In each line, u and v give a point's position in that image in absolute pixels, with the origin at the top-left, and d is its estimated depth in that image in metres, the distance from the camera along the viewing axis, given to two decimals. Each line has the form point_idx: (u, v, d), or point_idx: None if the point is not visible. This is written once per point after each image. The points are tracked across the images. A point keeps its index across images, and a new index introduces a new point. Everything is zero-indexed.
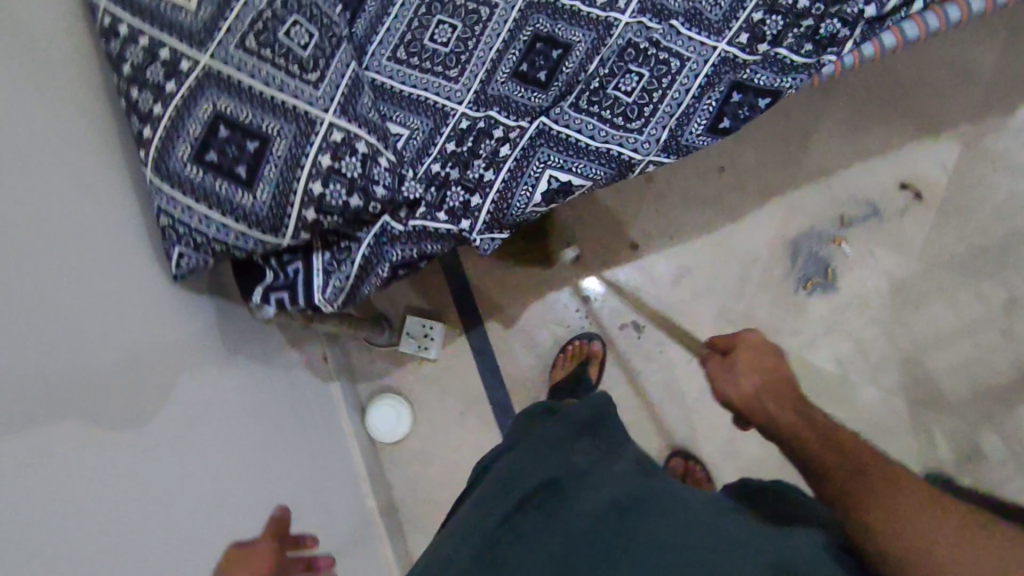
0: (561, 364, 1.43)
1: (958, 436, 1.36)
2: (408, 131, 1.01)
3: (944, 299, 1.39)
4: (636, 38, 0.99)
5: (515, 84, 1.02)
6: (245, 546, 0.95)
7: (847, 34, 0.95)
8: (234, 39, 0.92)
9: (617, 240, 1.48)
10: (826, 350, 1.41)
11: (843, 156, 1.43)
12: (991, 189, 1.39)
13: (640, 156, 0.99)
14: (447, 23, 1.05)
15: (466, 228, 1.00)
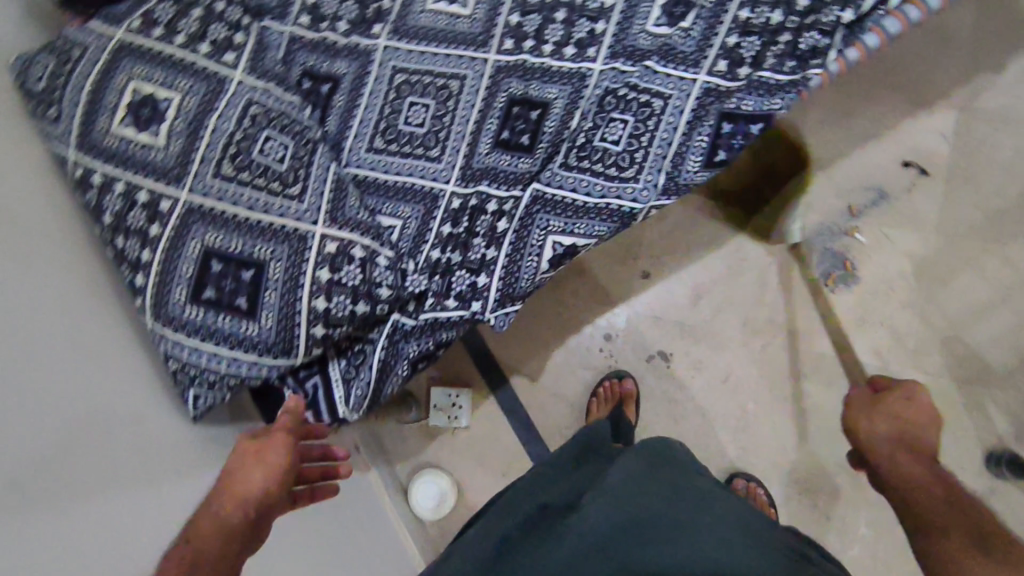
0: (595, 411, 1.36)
1: (1018, 412, 1.27)
2: (401, 222, 0.99)
3: (971, 270, 1.32)
4: (613, 85, 0.98)
5: (499, 153, 1.00)
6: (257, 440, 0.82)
7: (828, 43, 0.92)
8: (210, 168, 0.92)
9: (629, 273, 1.43)
10: (863, 345, 1.34)
11: (837, 144, 1.37)
12: (996, 149, 1.32)
13: (641, 205, 0.95)
14: (419, 103, 1.04)
15: (477, 309, 0.97)
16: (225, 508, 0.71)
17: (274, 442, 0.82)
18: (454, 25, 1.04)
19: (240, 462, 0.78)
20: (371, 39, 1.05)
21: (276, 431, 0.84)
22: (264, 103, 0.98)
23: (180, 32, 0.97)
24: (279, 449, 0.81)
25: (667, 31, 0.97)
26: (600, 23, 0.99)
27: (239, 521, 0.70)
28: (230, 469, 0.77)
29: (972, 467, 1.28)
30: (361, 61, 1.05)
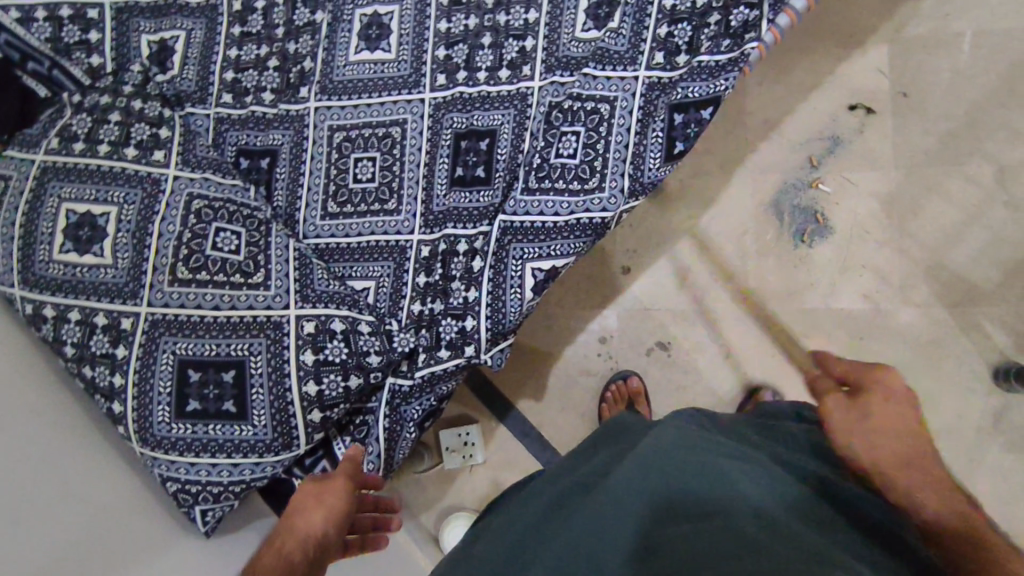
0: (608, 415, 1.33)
1: (1014, 322, 1.28)
2: (374, 282, 0.96)
3: (938, 194, 1.32)
4: (556, 99, 0.96)
5: (458, 191, 0.97)
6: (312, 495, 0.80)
7: (757, 15, 0.91)
8: (166, 276, 0.88)
9: (608, 272, 1.42)
10: (851, 290, 1.33)
11: (781, 101, 1.38)
12: (934, 72, 1.33)
13: (611, 214, 0.93)
14: (365, 158, 1.00)
15: (473, 354, 0.92)
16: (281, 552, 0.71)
17: (332, 486, 0.82)
18: (381, 71, 1.01)
19: (300, 505, 0.78)
20: (299, 103, 1.02)
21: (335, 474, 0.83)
22: (206, 195, 0.94)
23: (103, 141, 0.93)
24: (338, 493, 0.81)
25: (596, 34, 0.97)
26: (528, 39, 0.98)
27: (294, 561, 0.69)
28: (291, 512, 0.78)
29: (982, 385, 1.28)
30: (296, 128, 1.02)
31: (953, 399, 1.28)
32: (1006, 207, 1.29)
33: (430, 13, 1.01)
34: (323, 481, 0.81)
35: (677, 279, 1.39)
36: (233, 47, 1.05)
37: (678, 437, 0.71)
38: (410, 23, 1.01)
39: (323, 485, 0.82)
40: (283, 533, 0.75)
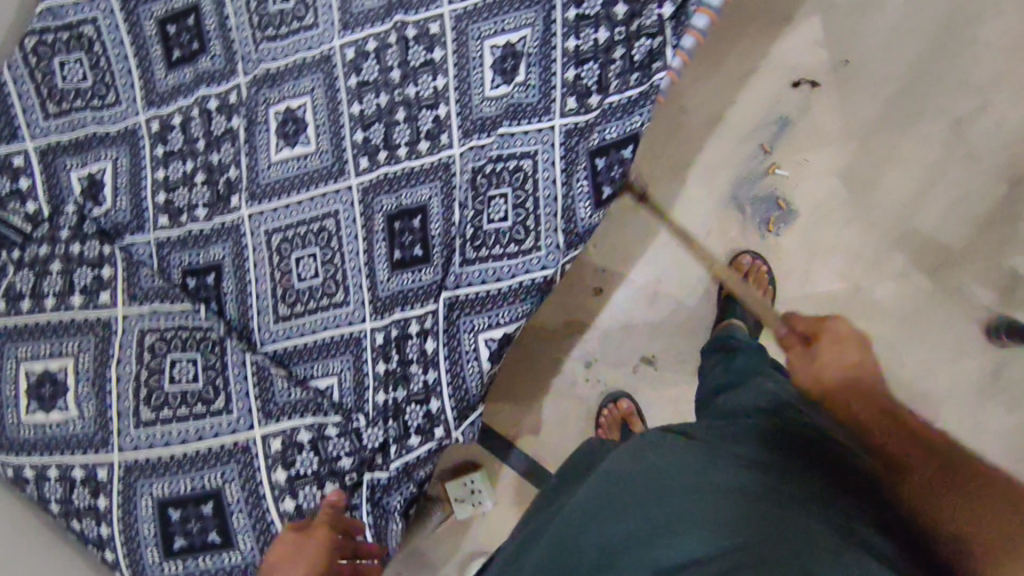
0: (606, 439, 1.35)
1: (991, 274, 1.27)
2: (337, 377, 0.97)
3: (894, 159, 1.30)
4: (478, 164, 0.95)
5: (400, 273, 0.97)
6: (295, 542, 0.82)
7: (661, 42, 0.88)
8: (131, 420, 0.90)
9: (582, 296, 1.41)
10: (826, 272, 1.32)
11: (722, 93, 1.36)
12: (871, 35, 1.31)
13: (552, 271, 0.93)
14: (306, 255, 1.01)
15: (444, 435, 0.94)
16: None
17: (312, 537, 0.82)
18: (305, 165, 1.01)
19: (284, 551, 0.82)
20: (232, 213, 1.02)
21: (313, 528, 0.84)
22: (156, 327, 0.94)
23: (48, 294, 0.95)
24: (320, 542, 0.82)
25: (506, 89, 0.94)
26: (441, 107, 0.97)
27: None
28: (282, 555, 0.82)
29: (971, 345, 1.27)
30: (233, 238, 1.02)
31: (947, 365, 1.27)
32: (967, 161, 1.28)
33: (341, 97, 1.00)
34: (301, 537, 0.82)
35: (649, 294, 1.39)
36: (160, 167, 1.05)
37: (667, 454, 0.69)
38: (323, 111, 1.01)
39: (303, 539, 0.83)
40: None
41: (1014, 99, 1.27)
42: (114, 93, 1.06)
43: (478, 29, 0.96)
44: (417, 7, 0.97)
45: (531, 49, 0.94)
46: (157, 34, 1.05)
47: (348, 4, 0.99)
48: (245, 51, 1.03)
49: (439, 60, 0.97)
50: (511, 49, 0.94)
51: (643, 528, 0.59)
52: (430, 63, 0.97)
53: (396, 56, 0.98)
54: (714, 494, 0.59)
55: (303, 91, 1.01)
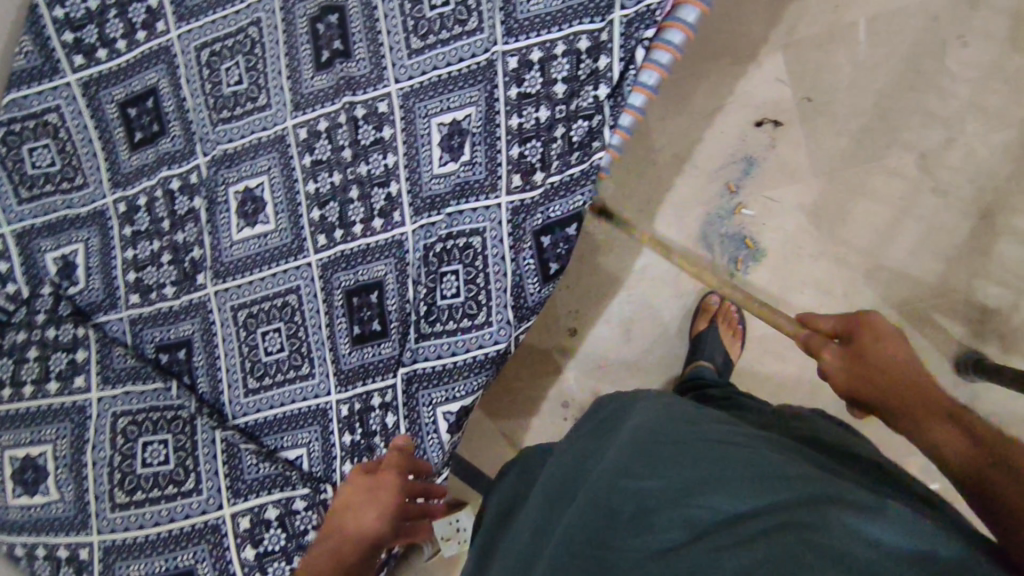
0: None
1: (963, 309, 1.22)
2: (305, 448, 1.01)
3: (862, 196, 1.27)
4: (429, 241, 0.97)
5: (360, 347, 0.99)
6: (370, 490, 0.87)
7: (598, 121, 0.91)
8: (107, 503, 0.98)
9: (557, 335, 1.40)
10: (796, 309, 1.29)
11: (689, 130, 1.33)
12: (836, 69, 1.27)
13: (505, 343, 0.95)
14: (270, 329, 1.03)
15: None
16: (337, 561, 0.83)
17: (382, 482, 0.88)
18: (265, 243, 1.04)
19: (357, 499, 0.87)
20: (198, 291, 1.06)
21: (385, 470, 0.89)
22: (128, 410, 1.01)
23: (26, 382, 1.03)
24: (387, 489, 0.87)
25: (453, 167, 0.96)
26: (391, 184, 0.99)
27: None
28: (353, 504, 0.87)
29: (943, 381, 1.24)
30: (201, 315, 1.05)
31: None
32: (935, 195, 1.24)
33: (297, 176, 1.03)
34: (372, 480, 0.87)
35: (624, 330, 1.38)
36: (129, 247, 1.08)
37: (669, 423, 0.72)
38: (280, 189, 1.03)
39: (375, 480, 0.88)
40: (341, 532, 0.86)
41: (981, 130, 1.23)
42: (81, 176, 1.09)
43: (425, 107, 0.97)
44: (364, 87, 0.99)
45: (475, 127, 0.95)
46: (118, 117, 1.09)
47: (297, 84, 1.02)
48: (203, 131, 1.06)
49: (388, 138, 0.99)
50: (457, 127, 0.96)
51: (672, 494, 0.61)
52: (379, 142, 0.99)
53: (346, 135, 1.00)
54: (742, 454, 0.64)
55: (260, 170, 1.04)
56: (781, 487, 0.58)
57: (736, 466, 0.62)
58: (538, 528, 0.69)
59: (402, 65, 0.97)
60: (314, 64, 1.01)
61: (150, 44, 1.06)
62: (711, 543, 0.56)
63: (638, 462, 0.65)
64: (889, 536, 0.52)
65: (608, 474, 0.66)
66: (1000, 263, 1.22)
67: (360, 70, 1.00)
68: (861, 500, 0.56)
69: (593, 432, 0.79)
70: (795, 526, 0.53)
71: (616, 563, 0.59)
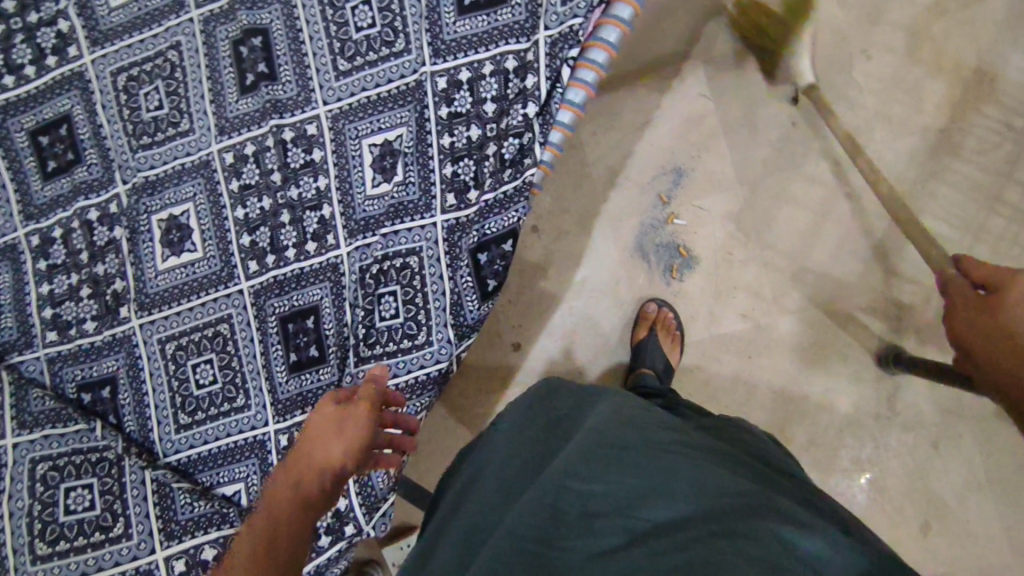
0: None
1: (879, 305, 1.30)
2: (243, 482, 0.97)
3: (785, 202, 1.33)
4: (365, 264, 0.96)
5: (298, 375, 0.97)
6: (334, 422, 0.79)
7: (528, 139, 0.93)
8: (27, 556, 0.92)
9: (501, 351, 1.40)
10: (730, 314, 1.33)
11: (620, 145, 1.36)
12: (753, 84, 1.34)
13: (447, 362, 0.95)
14: (202, 361, 1.00)
15: (354, 532, 0.95)
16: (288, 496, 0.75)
17: (350, 417, 0.79)
18: (193, 272, 1.00)
19: (317, 430, 0.79)
20: (122, 324, 1.01)
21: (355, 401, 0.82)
22: (48, 455, 0.95)
23: None
24: (357, 424, 0.79)
25: (386, 188, 0.96)
26: (324, 208, 0.97)
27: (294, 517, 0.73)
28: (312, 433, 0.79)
29: (869, 375, 1.30)
30: (126, 350, 1.01)
31: (846, 393, 1.30)
32: (850, 200, 1.31)
33: (225, 203, 1.00)
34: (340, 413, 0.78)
35: (567, 343, 1.39)
36: (44, 282, 1.02)
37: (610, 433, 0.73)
38: (207, 216, 1.00)
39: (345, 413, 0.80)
40: (305, 460, 0.77)
41: (889, 135, 1.28)
42: None
43: (355, 128, 0.96)
44: (291, 110, 0.98)
45: (407, 147, 0.95)
46: (30, 146, 1.03)
47: (221, 108, 1.00)
48: (122, 158, 1.02)
49: (318, 161, 0.97)
50: (389, 147, 0.96)
51: (621, 498, 0.64)
52: (310, 164, 0.98)
53: (275, 159, 0.98)
54: (684, 459, 0.68)
55: (185, 198, 1.01)
56: (723, 496, 0.62)
57: (683, 472, 0.66)
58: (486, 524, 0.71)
59: (330, 87, 0.97)
60: (238, 88, 0.99)
61: (61, 69, 1.02)
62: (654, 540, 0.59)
63: (591, 466, 0.68)
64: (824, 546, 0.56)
65: (561, 475, 0.67)
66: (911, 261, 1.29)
67: (286, 93, 0.98)
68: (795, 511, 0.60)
69: (546, 437, 0.82)
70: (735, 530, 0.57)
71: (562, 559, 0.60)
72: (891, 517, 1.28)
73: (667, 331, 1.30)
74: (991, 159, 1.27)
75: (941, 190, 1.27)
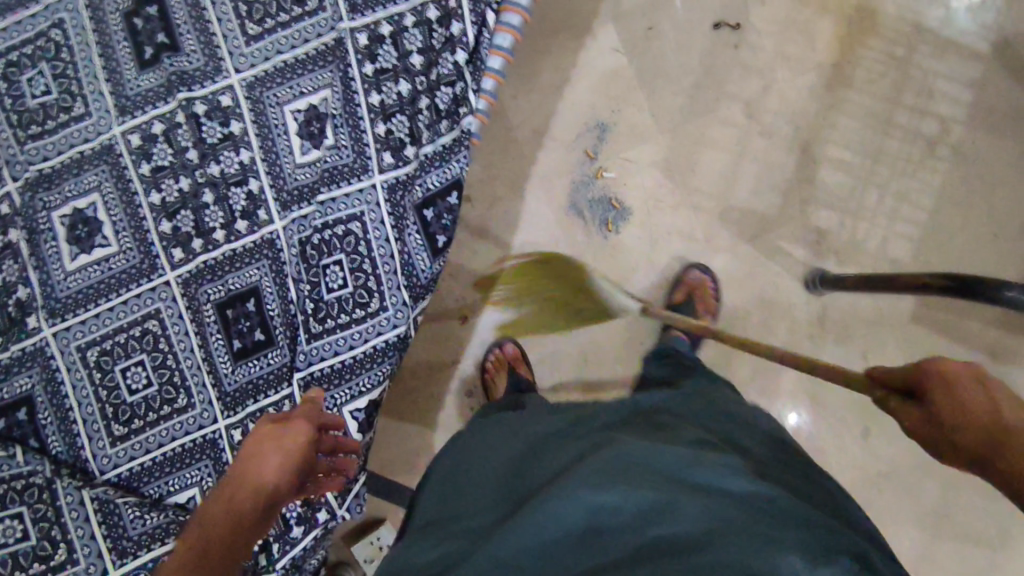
0: (494, 380, 1.33)
1: (801, 232, 1.37)
2: (198, 486, 0.90)
3: (705, 145, 1.37)
4: (304, 236, 0.90)
5: (245, 362, 0.90)
6: (279, 436, 0.77)
7: (461, 87, 0.91)
8: None
9: (446, 325, 1.38)
10: (667, 259, 1.38)
11: (542, 105, 1.37)
12: (662, 34, 1.37)
13: (405, 326, 0.91)
14: (133, 364, 0.91)
15: (327, 517, 0.90)
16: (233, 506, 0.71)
17: (292, 432, 0.77)
18: (109, 268, 0.91)
19: (258, 448, 0.76)
20: (31, 336, 0.90)
21: (295, 421, 0.79)
22: None
23: None
24: (296, 441, 0.76)
25: (317, 154, 0.91)
26: (250, 182, 0.91)
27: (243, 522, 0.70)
28: (251, 454, 0.75)
29: (800, 299, 1.37)
30: (40, 364, 0.90)
31: (781, 319, 1.37)
32: (763, 136, 1.37)
33: (136, 190, 0.91)
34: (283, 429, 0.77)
35: (514, 308, 1.38)
36: None
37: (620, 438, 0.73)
38: (117, 206, 0.91)
39: (282, 433, 0.77)
40: (242, 479, 0.74)
41: (789, 73, 1.36)
42: None
43: (274, 95, 0.91)
44: (200, 82, 0.91)
45: (334, 109, 0.91)
46: None
47: (120, 87, 0.91)
48: (9, 153, 0.91)
49: (238, 133, 0.91)
50: (314, 112, 0.91)
51: (627, 514, 0.62)
52: (229, 138, 0.91)
53: (188, 135, 0.91)
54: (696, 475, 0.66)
55: (89, 188, 0.91)
56: (733, 518, 0.60)
57: (696, 491, 0.63)
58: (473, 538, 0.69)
59: (240, 54, 0.91)
60: (136, 63, 0.91)
61: None
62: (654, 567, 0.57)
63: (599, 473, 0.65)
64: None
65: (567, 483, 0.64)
66: (825, 188, 1.36)
67: (192, 64, 0.91)
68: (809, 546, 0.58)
69: (561, 440, 0.78)
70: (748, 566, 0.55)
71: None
72: (832, 429, 1.37)
73: (707, 301, 1.33)
74: (879, 87, 1.36)
75: (843, 121, 1.36)
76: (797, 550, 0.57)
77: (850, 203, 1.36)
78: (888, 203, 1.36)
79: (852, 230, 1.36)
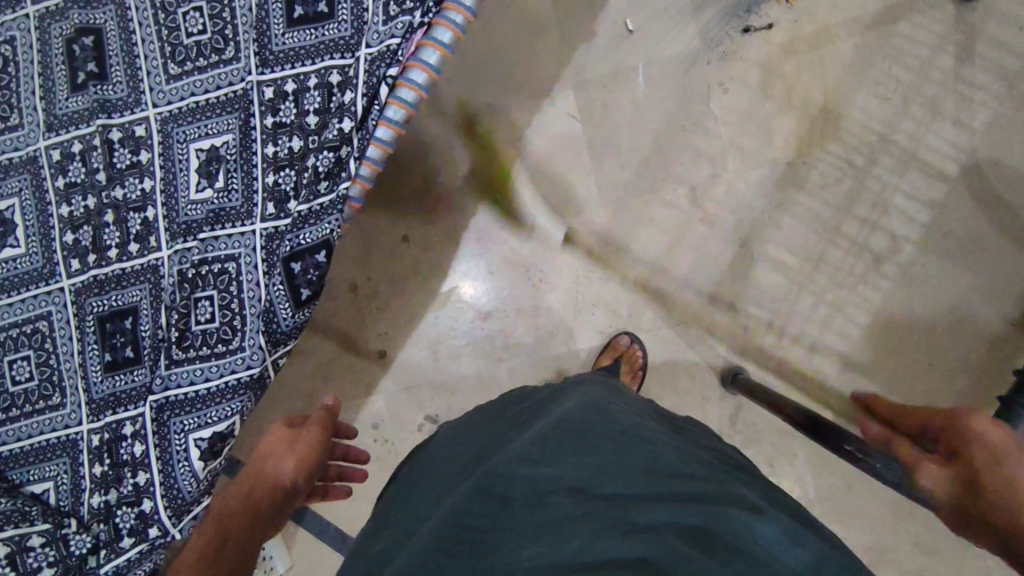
0: None
1: (725, 327, 1.35)
2: (53, 481, 0.95)
3: (645, 225, 1.36)
4: (183, 268, 0.96)
5: (112, 375, 0.96)
6: (294, 440, 1.05)
7: (346, 152, 0.96)
8: None
9: (363, 358, 1.41)
10: (590, 331, 1.38)
11: (489, 161, 1.39)
12: (619, 109, 1.36)
13: (258, 368, 0.97)
14: (19, 358, 0.97)
15: (158, 534, 0.95)
16: (249, 498, 0.97)
17: (301, 440, 1.06)
18: (15, 267, 0.98)
19: (273, 448, 1.03)
20: None
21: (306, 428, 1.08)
22: None
23: None
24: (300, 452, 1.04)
25: (209, 194, 0.96)
26: (147, 210, 0.97)
27: (261, 506, 0.97)
28: (267, 454, 1.02)
29: (716, 394, 1.35)
30: None
31: (692, 410, 1.35)
32: (703, 225, 1.35)
33: (49, 200, 0.98)
34: (295, 437, 1.05)
35: (433, 350, 1.40)
36: None
37: (554, 421, 0.76)
38: (32, 213, 0.99)
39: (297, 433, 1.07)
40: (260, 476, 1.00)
41: (739, 167, 1.35)
42: None
43: (182, 132, 0.97)
44: (120, 111, 0.98)
45: (231, 154, 0.96)
46: None
47: (52, 106, 0.99)
48: None
49: (145, 163, 0.98)
50: (215, 153, 0.96)
51: (571, 482, 0.66)
52: (136, 166, 0.98)
53: (100, 158, 0.98)
54: (622, 442, 0.71)
55: (10, 192, 0.99)
56: (677, 487, 0.64)
57: (633, 453, 0.69)
58: (421, 515, 0.70)
59: (160, 89, 0.97)
60: (69, 86, 0.99)
61: None
62: (604, 525, 0.59)
63: (543, 450, 0.70)
64: (778, 539, 0.60)
65: (508, 462, 0.69)
66: (759, 287, 1.34)
67: (117, 93, 0.98)
68: (750, 500, 0.65)
69: (489, 435, 0.81)
70: (689, 534, 0.59)
71: (504, 544, 0.61)
72: None
73: (634, 365, 1.31)
74: (830, 194, 1.33)
75: (787, 222, 1.33)
76: (744, 512, 0.61)
77: (782, 307, 1.34)
78: (821, 313, 1.33)
79: (779, 334, 1.34)
